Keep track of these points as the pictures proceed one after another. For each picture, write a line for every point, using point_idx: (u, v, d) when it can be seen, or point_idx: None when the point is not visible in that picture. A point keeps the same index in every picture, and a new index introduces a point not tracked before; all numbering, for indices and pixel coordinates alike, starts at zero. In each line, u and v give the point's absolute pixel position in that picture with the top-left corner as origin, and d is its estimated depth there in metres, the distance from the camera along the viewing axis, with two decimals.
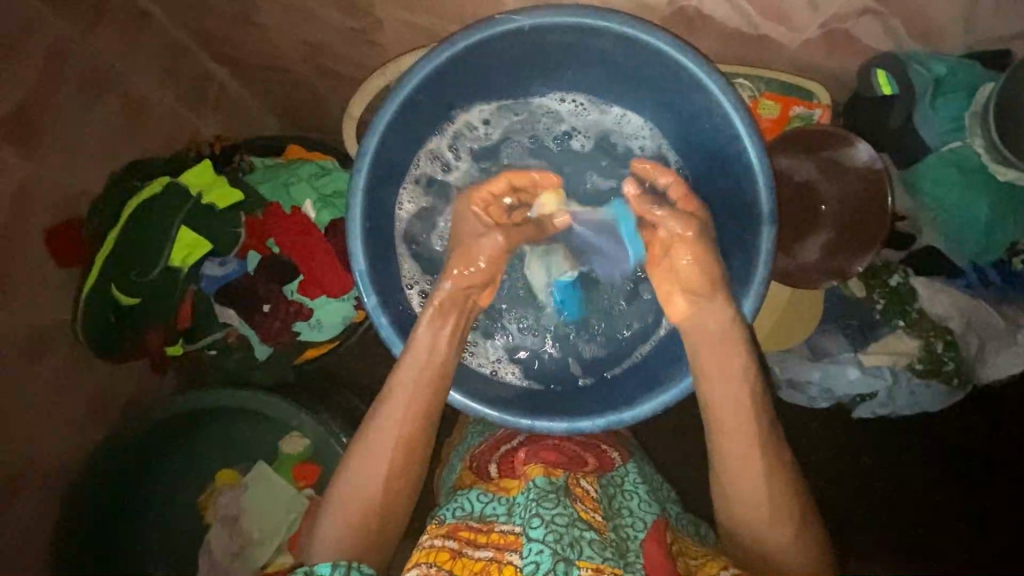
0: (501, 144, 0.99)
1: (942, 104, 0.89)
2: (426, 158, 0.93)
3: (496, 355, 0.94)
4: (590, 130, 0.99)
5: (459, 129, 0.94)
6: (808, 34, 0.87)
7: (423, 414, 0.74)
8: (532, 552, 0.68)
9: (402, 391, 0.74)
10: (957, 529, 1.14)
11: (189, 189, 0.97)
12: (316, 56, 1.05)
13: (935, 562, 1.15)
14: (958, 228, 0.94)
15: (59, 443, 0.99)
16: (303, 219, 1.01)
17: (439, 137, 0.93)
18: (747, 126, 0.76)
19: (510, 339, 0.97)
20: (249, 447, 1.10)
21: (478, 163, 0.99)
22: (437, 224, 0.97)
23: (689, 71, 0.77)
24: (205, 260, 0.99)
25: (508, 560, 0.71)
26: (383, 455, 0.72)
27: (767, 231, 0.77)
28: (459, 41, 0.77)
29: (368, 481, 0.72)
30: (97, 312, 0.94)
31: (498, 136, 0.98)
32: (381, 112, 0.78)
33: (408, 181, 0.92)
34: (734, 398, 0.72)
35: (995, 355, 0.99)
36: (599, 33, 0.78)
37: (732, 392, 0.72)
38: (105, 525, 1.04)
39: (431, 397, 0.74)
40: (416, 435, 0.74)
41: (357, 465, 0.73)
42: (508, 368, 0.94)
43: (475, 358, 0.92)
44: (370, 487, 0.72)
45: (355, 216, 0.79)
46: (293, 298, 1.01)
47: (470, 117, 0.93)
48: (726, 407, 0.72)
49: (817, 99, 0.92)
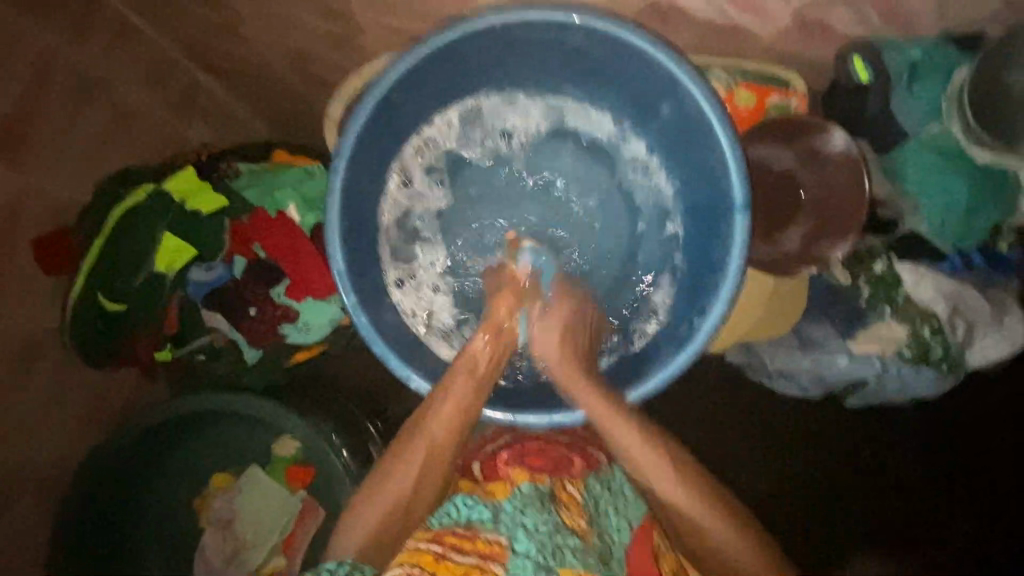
0: (471, 150, 0.99)
1: (919, 89, 0.90)
2: (397, 168, 0.94)
3: (437, 321, 0.96)
4: (551, 136, 0.99)
5: (429, 137, 0.95)
6: (781, 24, 0.88)
7: (447, 443, 0.76)
8: (517, 568, 0.69)
9: (431, 415, 0.77)
10: (956, 516, 1.14)
11: (173, 196, 0.99)
12: (300, 62, 1.06)
13: (933, 551, 1.15)
14: (940, 209, 0.93)
15: (52, 448, 0.99)
16: (288, 223, 1.02)
17: (411, 153, 0.94)
18: (719, 116, 0.76)
19: (438, 302, 0.97)
20: (238, 451, 1.09)
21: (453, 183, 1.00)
22: (419, 237, 0.99)
23: (660, 63, 0.77)
24: (191, 264, 1.00)
25: (492, 569, 0.69)
26: (415, 465, 0.75)
27: (740, 219, 0.78)
28: (432, 40, 0.78)
29: (386, 502, 0.74)
30: (83, 318, 0.96)
31: (470, 148, 0.99)
32: (356, 114, 0.79)
33: (384, 192, 0.93)
34: (676, 488, 0.73)
35: (982, 338, 0.98)
36: (569, 29, 0.79)
37: (675, 484, 0.73)
38: (98, 533, 1.04)
39: (460, 420, 0.77)
40: (440, 457, 0.76)
41: (382, 487, 0.75)
42: (447, 333, 0.96)
43: (413, 320, 0.94)
44: (366, 524, 0.74)
45: (332, 219, 0.80)
46: (281, 301, 1.02)
47: (441, 129, 0.95)
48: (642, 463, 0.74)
49: (793, 88, 0.93)
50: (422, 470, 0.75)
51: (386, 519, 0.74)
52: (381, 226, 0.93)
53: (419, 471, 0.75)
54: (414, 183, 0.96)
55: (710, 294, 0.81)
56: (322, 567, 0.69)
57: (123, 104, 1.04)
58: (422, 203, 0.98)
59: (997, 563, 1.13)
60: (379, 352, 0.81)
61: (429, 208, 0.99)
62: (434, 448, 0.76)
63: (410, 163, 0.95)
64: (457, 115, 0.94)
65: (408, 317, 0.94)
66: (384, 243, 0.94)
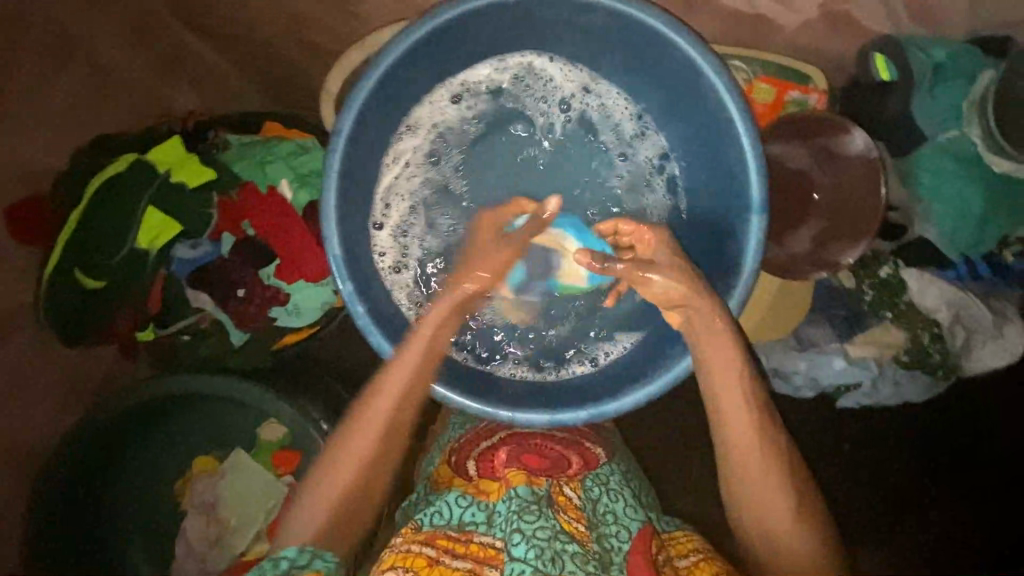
0: (482, 115, 0.93)
1: (941, 90, 0.87)
2: (406, 132, 0.88)
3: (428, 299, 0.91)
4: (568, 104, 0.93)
5: (442, 100, 0.89)
6: (805, 14, 0.88)
7: (398, 421, 0.74)
8: (513, 572, 0.67)
9: (383, 392, 0.73)
10: (949, 522, 1.14)
11: (157, 167, 0.94)
12: (295, 29, 0.99)
13: (926, 555, 1.14)
14: (952, 218, 0.91)
15: (25, 425, 0.95)
16: (279, 200, 0.97)
17: (422, 116, 0.89)
18: (741, 110, 0.73)
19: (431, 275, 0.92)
20: (226, 431, 1.06)
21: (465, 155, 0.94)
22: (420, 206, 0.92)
23: (681, 50, 0.74)
24: (175, 242, 0.95)
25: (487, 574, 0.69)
26: (365, 445, 0.72)
27: (756, 220, 0.75)
28: (444, 11, 0.73)
29: (334, 488, 0.72)
30: (60, 293, 0.91)
31: (487, 115, 0.93)
32: (358, 89, 0.74)
33: (391, 158, 0.89)
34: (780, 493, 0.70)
35: (981, 347, 0.98)
36: (590, 9, 0.75)
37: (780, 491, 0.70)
38: (71, 519, 0.99)
39: (413, 394, 0.74)
40: (393, 436, 0.74)
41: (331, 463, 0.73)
42: None
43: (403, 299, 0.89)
44: (320, 509, 0.72)
45: (330, 198, 0.76)
46: (270, 282, 0.98)
47: (457, 94, 0.90)
48: (741, 442, 0.70)
49: (812, 84, 0.90)
50: (375, 451, 0.73)
51: (332, 509, 0.72)
52: (380, 195, 0.89)
53: (367, 454, 0.73)
54: (421, 146, 0.91)
55: (719, 292, 0.80)
56: (280, 555, 0.68)
57: (104, 64, 0.97)
58: (431, 170, 0.93)
59: (989, 568, 1.13)
60: (375, 344, 0.77)
61: (433, 175, 0.93)
62: (389, 424, 0.73)
63: (421, 125, 0.89)
64: (476, 83, 0.89)
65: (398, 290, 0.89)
66: (383, 213, 0.90)
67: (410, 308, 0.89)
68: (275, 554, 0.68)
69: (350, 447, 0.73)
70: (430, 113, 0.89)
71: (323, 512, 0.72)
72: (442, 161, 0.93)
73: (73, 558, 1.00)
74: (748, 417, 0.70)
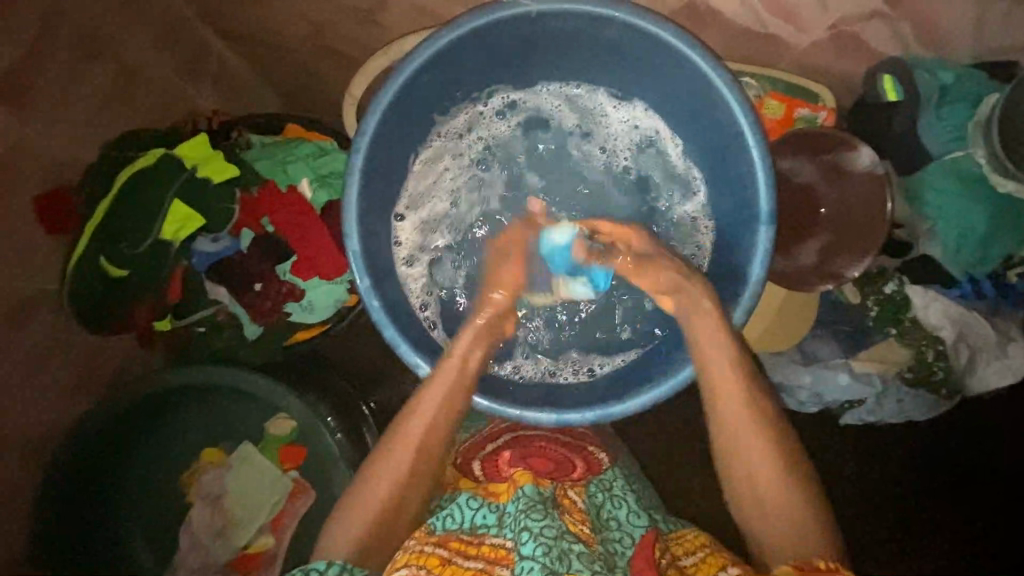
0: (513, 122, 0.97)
1: (947, 110, 0.90)
2: (441, 133, 0.93)
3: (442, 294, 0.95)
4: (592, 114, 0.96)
5: (473, 106, 0.93)
6: (814, 35, 0.89)
7: (432, 442, 0.75)
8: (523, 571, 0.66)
9: (416, 411, 0.75)
10: (954, 541, 1.13)
11: (184, 162, 0.97)
12: (318, 34, 1.03)
13: None
14: (956, 236, 0.93)
15: (39, 415, 0.96)
16: (299, 198, 1.00)
17: (454, 120, 0.93)
18: (751, 124, 0.75)
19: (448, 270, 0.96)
20: (235, 425, 1.07)
21: (494, 159, 0.98)
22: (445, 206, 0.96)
23: (695, 65, 0.76)
24: (196, 235, 0.98)
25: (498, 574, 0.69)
26: (403, 462, 0.74)
27: (764, 230, 0.77)
28: (468, 21, 0.76)
29: (375, 504, 0.73)
30: (84, 281, 0.93)
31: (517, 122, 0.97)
32: (384, 92, 0.78)
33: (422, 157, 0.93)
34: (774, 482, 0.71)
35: (985, 365, 1.00)
36: (607, 24, 0.78)
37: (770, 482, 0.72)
38: (71, 509, 1.00)
39: (447, 413, 0.76)
40: (428, 455, 0.75)
41: (372, 474, 0.74)
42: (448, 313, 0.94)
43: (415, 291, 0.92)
44: (358, 525, 0.72)
45: (351, 196, 0.79)
46: (286, 278, 1.00)
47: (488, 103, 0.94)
48: (735, 443, 0.73)
49: (821, 103, 0.94)
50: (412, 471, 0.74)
51: (372, 523, 0.72)
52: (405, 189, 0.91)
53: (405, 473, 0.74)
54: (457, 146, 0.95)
55: (727, 301, 0.81)
56: (311, 567, 0.70)
57: (133, 63, 1.00)
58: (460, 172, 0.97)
59: None
60: (388, 336, 0.80)
61: (463, 177, 0.97)
62: (420, 447, 0.74)
63: (455, 127, 0.94)
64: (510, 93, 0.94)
65: (414, 283, 0.92)
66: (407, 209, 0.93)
67: (424, 301, 0.93)
68: (307, 565, 0.70)
69: (389, 468, 0.74)
70: (465, 117, 0.94)
71: (360, 529, 0.72)
72: (472, 165, 0.97)
73: (69, 557, 1.01)
74: (743, 410, 0.73)
